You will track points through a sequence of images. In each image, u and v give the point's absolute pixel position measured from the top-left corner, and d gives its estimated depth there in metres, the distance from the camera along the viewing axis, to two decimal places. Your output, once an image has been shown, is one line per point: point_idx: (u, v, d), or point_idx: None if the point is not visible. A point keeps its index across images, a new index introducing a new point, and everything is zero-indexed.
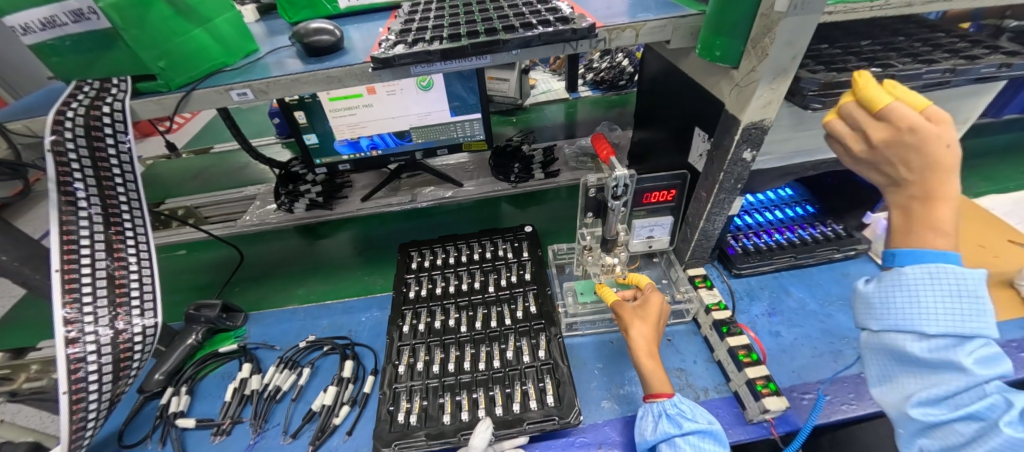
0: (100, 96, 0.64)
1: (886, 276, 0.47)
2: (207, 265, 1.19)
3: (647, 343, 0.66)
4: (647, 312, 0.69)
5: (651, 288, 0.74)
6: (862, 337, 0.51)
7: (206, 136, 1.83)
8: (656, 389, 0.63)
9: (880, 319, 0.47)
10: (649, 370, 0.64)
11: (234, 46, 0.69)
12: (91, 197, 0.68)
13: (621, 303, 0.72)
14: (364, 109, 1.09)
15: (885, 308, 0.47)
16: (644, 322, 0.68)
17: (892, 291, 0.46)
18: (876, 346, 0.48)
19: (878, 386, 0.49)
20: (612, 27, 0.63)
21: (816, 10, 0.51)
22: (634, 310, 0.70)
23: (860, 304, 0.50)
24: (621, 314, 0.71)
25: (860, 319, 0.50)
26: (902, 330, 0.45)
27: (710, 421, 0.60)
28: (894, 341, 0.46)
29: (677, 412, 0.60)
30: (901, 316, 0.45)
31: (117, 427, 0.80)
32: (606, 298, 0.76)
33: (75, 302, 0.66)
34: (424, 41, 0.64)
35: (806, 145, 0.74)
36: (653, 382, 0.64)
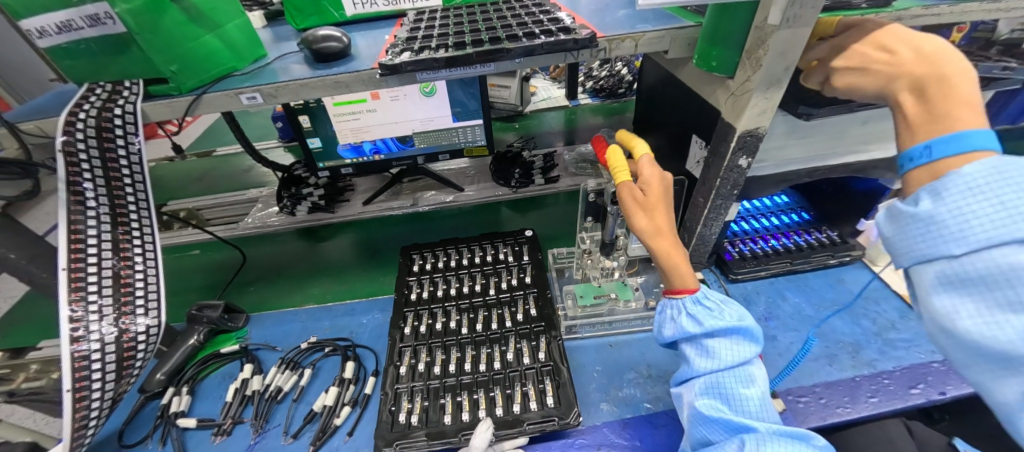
0: (111, 98, 0.65)
1: (947, 185, 0.40)
2: (209, 267, 1.20)
3: (663, 241, 0.60)
4: (657, 200, 0.61)
5: (649, 159, 0.63)
6: (928, 279, 0.41)
7: (209, 139, 1.84)
8: (680, 286, 0.61)
9: (966, 237, 0.38)
10: (672, 267, 0.61)
11: (244, 51, 0.71)
12: (100, 197, 0.70)
13: (628, 189, 0.62)
14: (368, 114, 1.11)
15: (971, 222, 0.38)
16: (655, 213, 0.61)
17: (972, 195, 0.38)
18: (961, 274, 0.39)
19: (977, 326, 0.38)
20: (612, 37, 0.66)
21: (809, 24, 0.53)
22: (641, 200, 0.61)
23: (916, 236, 0.42)
24: (631, 205, 0.61)
25: (920, 255, 0.41)
26: (1005, 243, 0.36)
27: (739, 319, 0.58)
28: (995, 257, 0.37)
29: (701, 307, 0.60)
30: (1003, 217, 0.37)
31: (117, 427, 0.80)
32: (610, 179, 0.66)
33: (81, 300, 0.67)
34: (429, 48, 0.66)
35: (801, 153, 0.75)
36: (676, 279, 0.62)
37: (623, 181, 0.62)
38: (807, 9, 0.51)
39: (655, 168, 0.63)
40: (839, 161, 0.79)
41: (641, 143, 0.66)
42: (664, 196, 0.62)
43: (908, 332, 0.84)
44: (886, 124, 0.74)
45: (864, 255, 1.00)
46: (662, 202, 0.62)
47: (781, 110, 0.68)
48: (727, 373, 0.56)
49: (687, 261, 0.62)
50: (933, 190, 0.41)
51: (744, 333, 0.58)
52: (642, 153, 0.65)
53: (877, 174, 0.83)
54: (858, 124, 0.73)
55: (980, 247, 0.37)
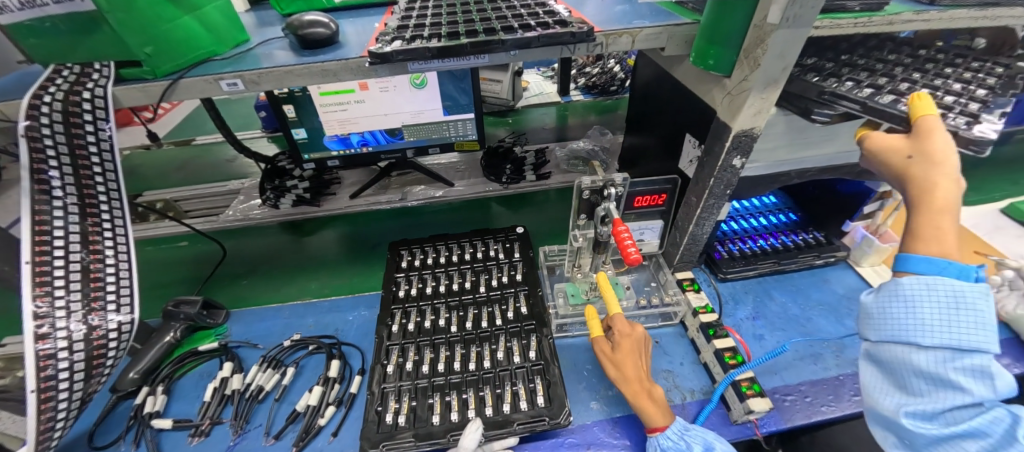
0: (80, 81, 0.61)
1: (883, 286, 0.51)
2: (187, 260, 1.15)
3: (629, 385, 0.65)
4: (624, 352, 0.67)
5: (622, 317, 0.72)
6: (861, 348, 0.54)
7: (188, 128, 1.78)
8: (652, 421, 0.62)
9: (879, 329, 0.50)
10: (639, 406, 0.64)
11: (224, 35, 0.68)
12: (67, 186, 0.66)
13: (598, 343, 0.71)
14: (355, 105, 1.07)
15: (885, 319, 0.50)
16: (623, 362, 0.67)
17: (894, 303, 0.49)
18: (876, 356, 0.51)
19: (870, 394, 0.52)
20: (609, 32, 0.64)
21: (806, 25, 0.53)
22: (610, 352, 0.69)
23: (862, 315, 0.53)
24: (602, 357, 0.69)
25: (860, 328, 0.54)
26: (901, 341, 0.48)
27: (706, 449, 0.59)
28: (892, 351, 0.49)
29: (671, 444, 0.60)
30: (909, 323, 0.47)
31: (87, 427, 0.76)
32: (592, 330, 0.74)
33: (46, 296, 0.64)
34: (421, 38, 0.63)
35: (793, 154, 0.75)
36: (647, 418, 0.64)
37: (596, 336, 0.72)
38: (808, 9, 0.51)
39: (626, 326, 0.71)
40: (831, 162, 0.79)
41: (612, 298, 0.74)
42: (636, 351, 0.68)
43: None
44: None
45: (849, 255, 1.01)
46: (630, 353, 0.67)
47: (777, 110, 0.68)
48: None
49: (658, 400, 0.64)
50: (882, 288, 0.51)
51: None
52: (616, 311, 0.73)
53: (865, 177, 0.84)
54: (850, 125, 0.73)
55: (887, 338, 0.49)
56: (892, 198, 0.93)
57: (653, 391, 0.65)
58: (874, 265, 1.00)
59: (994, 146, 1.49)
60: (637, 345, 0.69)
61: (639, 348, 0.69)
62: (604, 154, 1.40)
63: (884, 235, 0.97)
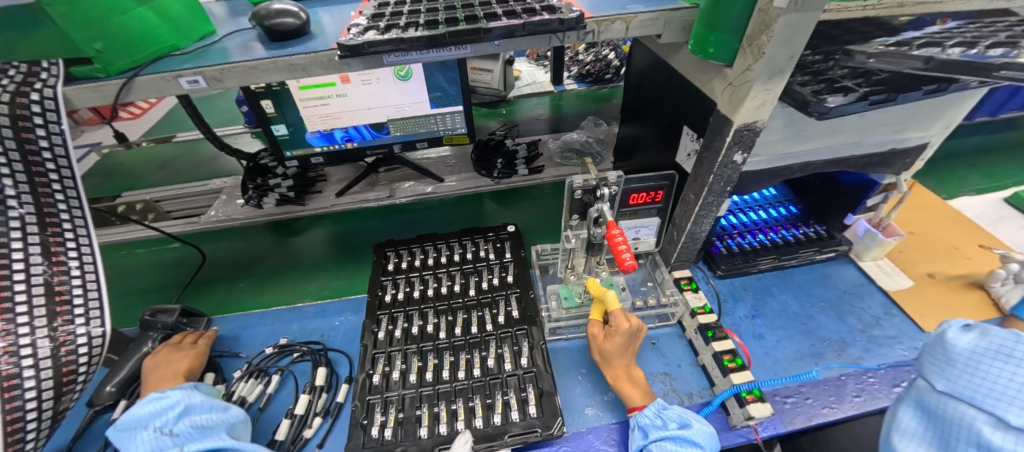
0: (28, 81, 0.56)
1: (992, 335, 0.48)
2: (167, 265, 1.11)
3: (614, 371, 0.68)
4: (614, 344, 0.67)
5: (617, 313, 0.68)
6: (921, 386, 0.54)
7: (169, 124, 1.72)
8: (629, 404, 0.65)
9: (959, 382, 0.49)
10: (620, 389, 0.67)
11: (186, 27, 0.62)
12: (22, 195, 0.62)
13: (591, 327, 0.71)
14: (337, 99, 1.02)
15: (973, 374, 0.48)
16: (612, 355, 0.68)
17: (993, 362, 0.46)
18: (937, 402, 0.51)
19: (907, 435, 0.53)
20: (601, 18, 0.60)
21: (816, 8, 0.49)
22: (600, 342, 0.69)
23: (940, 356, 0.52)
24: (593, 342, 0.70)
25: (931, 372, 0.53)
26: (980, 403, 0.47)
27: (682, 426, 0.60)
28: (962, 407, 0.48)
29: (648, 422, 0.61)
30: (1003, 391, 0.45)
31: (65, 443, 0.74)
32: (593, 313, 0.74)
33: (5, 313, 0.59)
34: (398, 27, 0.58)
35: (798, 147, 0.71)
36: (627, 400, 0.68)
37: (591, 319, 0.73)
38: None
39: (620, 323, 0.68)
40: (835, 155, 0.75)
41: (608, 292, 0.70)
42: (625, 343, 0.68)
43: (893, 329, 0.84)
44: (885, 118, 0.71)
45: (852, 249, 0.98)
46: (620, 344, 0.68)
47: (781, 101, 0.63)
48: None
49: (641, 384, 0.67)
50: (981, 337, 0.49)
51: (684, 437, 0.58)
52: (611, 304, 0.70)
53: (870, 169, 0.81)
54: (858, 117, 0.69)
55: (969, 396, 0.48)
56: (898, 191, 0.86)
57: (636, 373, 0.68)
58: (876, 259, 0.97)
59: (991, 133, 1.47)
60: (630, 337, 0.68)
61: (632, 338, 0.68)
62: (598, 145, 1.36)
63: (887, 228, 0.94)
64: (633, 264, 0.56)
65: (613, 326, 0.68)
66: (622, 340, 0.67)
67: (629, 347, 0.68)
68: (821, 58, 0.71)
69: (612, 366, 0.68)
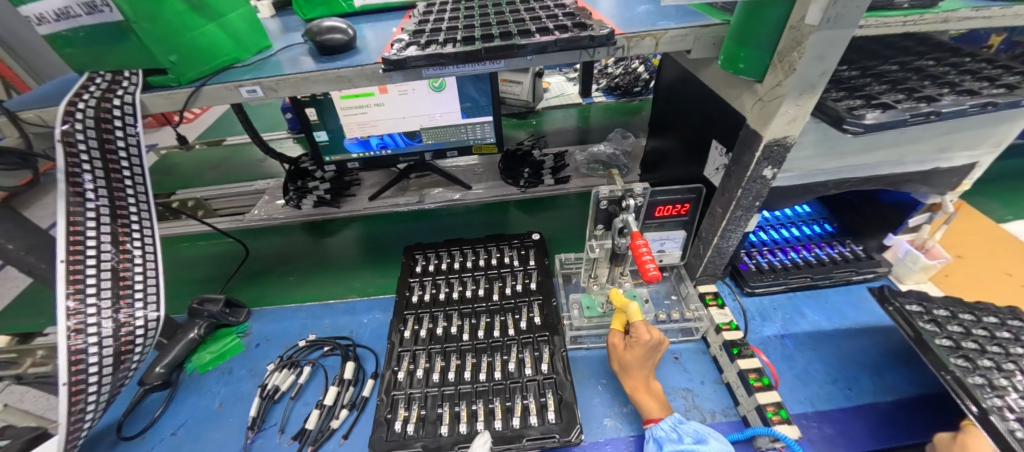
0: (111, 89, 0.64)
1: None
2: (213, 258, 1.19)
3: (633, 382, 0.68)
4: (634, 356, 0.67)
5: (639, 324, 0.68)
6: None
7: (219, 128, 1.85)
8: (647, 416, 0.65)
9: None
10: (639, 401, 0.67)
11: (247, 42, 0.69)
12: (99, 189, 0.68)
13: (612, 338, 0.72)
14: (375, 108, 1.08)
15: None
16: (631, 366, 0.68)
17: None
18: None
19: None
20: (631, 35, 0.61)
21: (851, 24, 0.49)
22: (621, 353, 0.69)
23: None
24: (613, 352, 0.71)
25: None
26: None
27: (699, 441, 0.59)
28: None
29: (663, 435, 0.61)
30: None
31: (116, 418, 0.80)
32: (615, 322, 0.74)
33: (78, 293, 0.66)
34: (437, 43, 0.62)
35: (832, 163, 0.70)
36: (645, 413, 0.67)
37: (613, 330, 0.73)
38: (850, 9, 0.47)
39: (643, 336, 0.67)
40: (872, 173, 0.74)
41: (631, 303, 0.70)
42: (646, 355, 0.67)
43: None
44: (925, 136, 0.69)
45: (892, 271, 0.94)
46: (641, 356, 0.68)
47: (815, 116, 0.62)
48: None
49: (659, 397, 0.67)
50: None
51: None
52: (634, 315, 0.69)
53: (911, 187, 0.78)
54: (896, 134, 0.68)
55: None
56: (943, 212, 0.84)
57: (654, 386, 0.68)
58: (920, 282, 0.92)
59: None
60: (651, 350, 0.68)
61: (653, 350, 0.68)
62: (625, 158, 1.36)
63: (931, 251, 0.90)
64: (658, 277, 0.57)
65: (634, 337, 0.68)
66: (642, 352, 0.67)
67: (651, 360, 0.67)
68: (859, 74, 0.69)
69: (632, 378, 0.68)
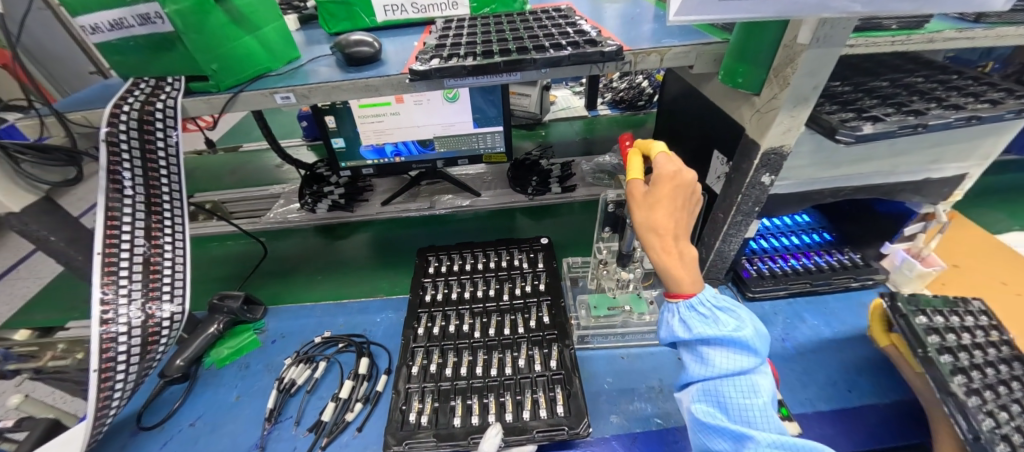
0: (154, 94, 0.69)
1: None
2: (232, 258, 1.23)
3: (660, 234, 0.55)
4: (661, 195, 0.55)
5: (666, 156, 0.58)
6: None
7: (237, 135, 1.91)
8: (676, 289, 0.56)
9: None
10: (665, 270, 0.56)
11: (278, 52, 0.74)
12: (137, 186, 0.72)
13: (632, 185, 0.58)
14: (391, 117, 1.13)
15: None
16: (658, 208, 0.55)
17: None
18: None
19: None
20: (638, 51, 0.66)
21: (840, 43, 0.53)
22: (645, 196, 0.56)
23: None
24: (633, 201, 0.57)
25: None
26: None
27: (737, 329, 0.54)
28: None
29: (692, 315, 0.56)
30: None
31: (137, 408, 0.83)
32: (630, 169, 0.60)
33: (112, 284, 0.69)
34: (457, 56, 0.67)
35: (827, 172, 0.74)
36: (673, 280, 0.57)
37: (632, 178, 0.59)
38: (838, 30, 0.51)
39: (675, 169, 0.56)
40: (866, 182, 0.77)
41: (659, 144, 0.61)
42: (676, 197, 0.56)
43: None
44: (916, 148, 0.73)
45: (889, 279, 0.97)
46: (668, 199, 0.55)
47: (810, 127, 0.67)
48: (724, 382, 0.53)
49: (688, 264, 0.57)
50: None
51: (741, 346, 0.54)
52: (660, 151, 0.59)
53: (905, 197, 0.82)
54: (888, 146, 0.72)
55: None
56: (937, 222, 0.87)
57: (685, 255, 0.57)
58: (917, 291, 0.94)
59: None
60: (682, 194, 0.56)
61: (688, 196, 0.57)
62: None
63: (926, 259, 0.93)
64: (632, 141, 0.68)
65: (662, 174, 0.56)
66: (672, 191, 0.55)
67: (684, 206, 0.55)
68: (852, 89, 0.74)
69: (663, 230, 0.55)
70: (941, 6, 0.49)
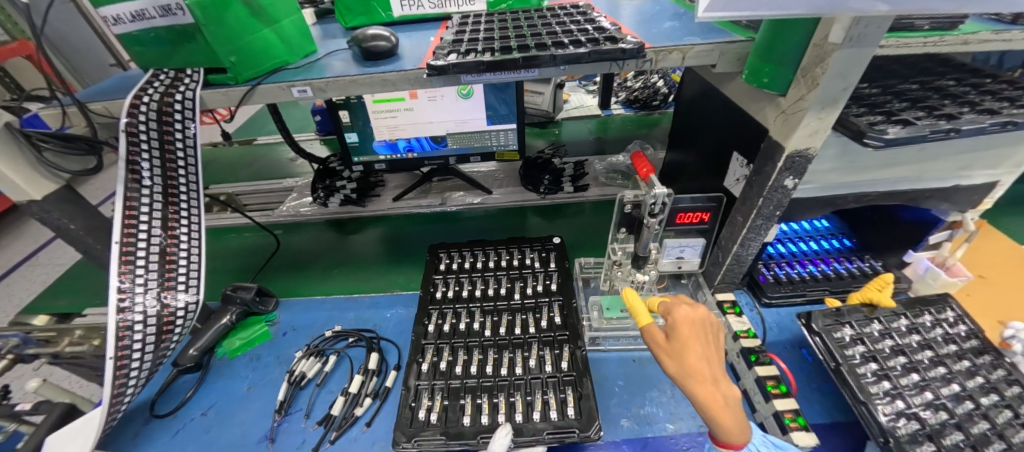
0: (173, 85, 0.70)
1: None
2: (245, 250, 1.24)
3: (699, 381, 0.53)
4: (685, 336, 0.56)
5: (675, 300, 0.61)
6: None
7: (252, 128, 1.93)
8: (726, 439, 0.53)
9: None
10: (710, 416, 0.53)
11: (296, 46, 0.74)
12: (155, 176, 0.72)
13: (650, 331, 0.60)
14: (405, 113, 1.13)
15: None
16: (687, 351, 0.55)
17: None
18: None
19: None
20: (659, 48, 0.65)
21: (873, 43, 0.51)
22: (668, 339, 0.57)
23: None
24: (655, 347, 0.58)
25: None
26: None
27: None
28: None
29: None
30: None
31: (151, 396, 0.84)
32: (639, 318, 0.63)
33: (129, 273, 0.70)
34: (475, 52, 0.66)
35: (851, 177, 0.72)
36: (721, 431, 0.53)
37: (647, 324, 0.61)
38: (873, 28, 0.49)
39: (689, 310, 0.59)
40: (891, 188, 0.75)
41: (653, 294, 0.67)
42: (698, 336, 0.57)
43: None
44: (946, 154, 0.71)
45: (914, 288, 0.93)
46: (694, 338, 0.56)
47: (836, 130, 0.65)
48: None
49: (735, 412, 0.54)
50: None
51: None
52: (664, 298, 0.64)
53: (931, 204, 0.79)
54: (916, 151, 0.69)
55: None
56: (963, 230, 0.85)
57: (728, 399, 0.54)
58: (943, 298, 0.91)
59: None
60: (704, 332, 0.58)
61: (711, 337, 0.58)
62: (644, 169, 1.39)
63: (953, 268, 0.89)
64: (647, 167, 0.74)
65: (677, 317, 0.58)
66: (692, 331, 0.57)
67: (711, 343, 0.56)
68: (880, 92, 0.72)
69: (701, 375, 0.53)
70: (981, 5, 0.47)
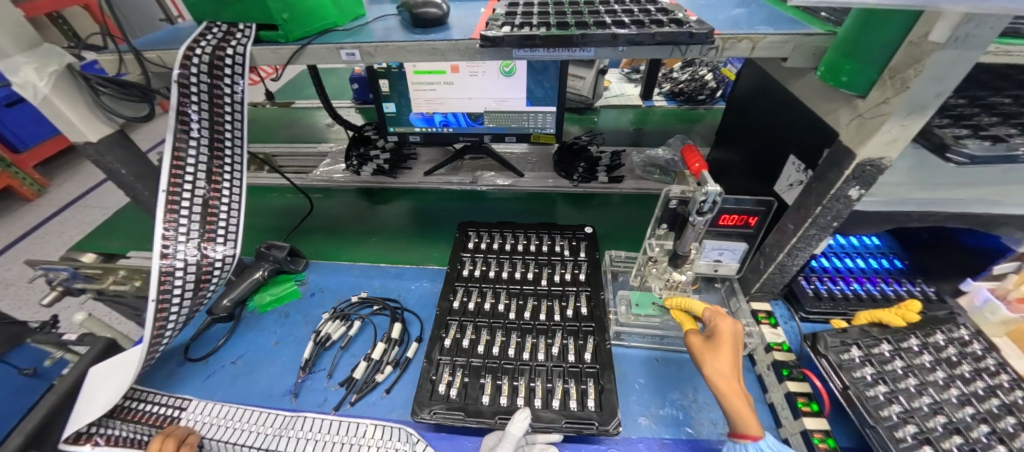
0: (225, 39, 0.70)
1: None
2: (279, 210, 1.27)
3: (726, 377, 0.61)
4: (722, 339, 0.64)
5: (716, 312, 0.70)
6: None
7: (291, 91, 1.96)
8: (741, 429, 0.58)
9: None
10: (731, 406, 0.60)
11: (345, 8, 0.74)
12: (202, 129, 0.74)
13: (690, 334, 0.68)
14: (444, 86, 1.11)
15: None
16: (722, 352, 0.63)
17: None
18: None
19: None
20: (728, 36, 0.60)
21: (980, 46, 0.46)
22: (707, 341, 0.66)
23: None
24: (693, 348, 0.67)
25: None
26: None
27: None
28: None
29: None
30: None
31: (186, 340, 0.88)
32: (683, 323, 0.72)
33: (173, 221, 0.72)
34: (529, 26, 0.63)
35: (921, 193, 0.66)
36: (738, 422, 0.59)
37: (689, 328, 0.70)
38: (984, 29, 0.44)
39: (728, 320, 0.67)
40: (964, 209, 0.69)
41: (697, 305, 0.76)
42: (733, 344, 0.65)
43: None
44: None
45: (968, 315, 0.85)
46: (729, 344, 0.64)
47: (914, 141, 0.59)
48: None
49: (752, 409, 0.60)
50: None
51: None
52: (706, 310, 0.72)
53: (1005, 231, 0.73)
54: (1001, 172, 0.63)
55: None
56: None
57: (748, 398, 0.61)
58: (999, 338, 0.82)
59: None
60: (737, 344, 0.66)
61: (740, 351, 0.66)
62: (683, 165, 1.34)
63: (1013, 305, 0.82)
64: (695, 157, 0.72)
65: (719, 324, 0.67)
66: (730, 338, 0.65)
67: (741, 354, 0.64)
68: (967, 103, 0.65)
69: (728, 370, 0.62)
70: None
